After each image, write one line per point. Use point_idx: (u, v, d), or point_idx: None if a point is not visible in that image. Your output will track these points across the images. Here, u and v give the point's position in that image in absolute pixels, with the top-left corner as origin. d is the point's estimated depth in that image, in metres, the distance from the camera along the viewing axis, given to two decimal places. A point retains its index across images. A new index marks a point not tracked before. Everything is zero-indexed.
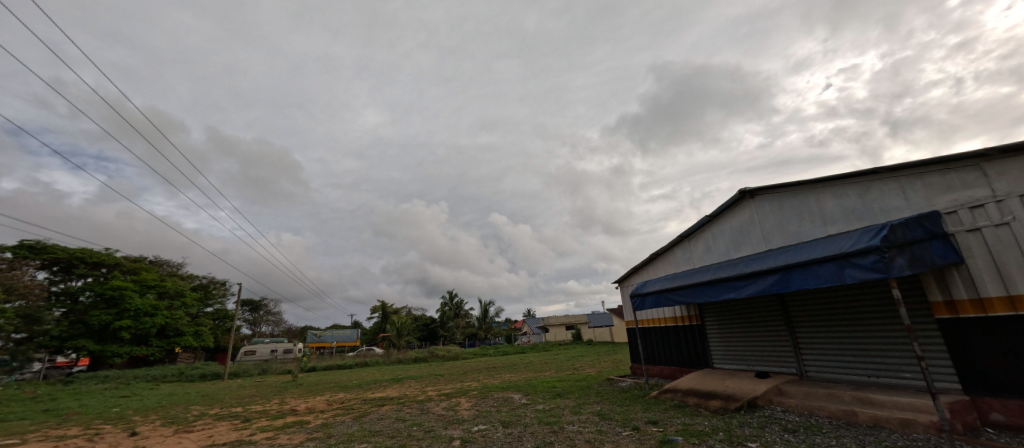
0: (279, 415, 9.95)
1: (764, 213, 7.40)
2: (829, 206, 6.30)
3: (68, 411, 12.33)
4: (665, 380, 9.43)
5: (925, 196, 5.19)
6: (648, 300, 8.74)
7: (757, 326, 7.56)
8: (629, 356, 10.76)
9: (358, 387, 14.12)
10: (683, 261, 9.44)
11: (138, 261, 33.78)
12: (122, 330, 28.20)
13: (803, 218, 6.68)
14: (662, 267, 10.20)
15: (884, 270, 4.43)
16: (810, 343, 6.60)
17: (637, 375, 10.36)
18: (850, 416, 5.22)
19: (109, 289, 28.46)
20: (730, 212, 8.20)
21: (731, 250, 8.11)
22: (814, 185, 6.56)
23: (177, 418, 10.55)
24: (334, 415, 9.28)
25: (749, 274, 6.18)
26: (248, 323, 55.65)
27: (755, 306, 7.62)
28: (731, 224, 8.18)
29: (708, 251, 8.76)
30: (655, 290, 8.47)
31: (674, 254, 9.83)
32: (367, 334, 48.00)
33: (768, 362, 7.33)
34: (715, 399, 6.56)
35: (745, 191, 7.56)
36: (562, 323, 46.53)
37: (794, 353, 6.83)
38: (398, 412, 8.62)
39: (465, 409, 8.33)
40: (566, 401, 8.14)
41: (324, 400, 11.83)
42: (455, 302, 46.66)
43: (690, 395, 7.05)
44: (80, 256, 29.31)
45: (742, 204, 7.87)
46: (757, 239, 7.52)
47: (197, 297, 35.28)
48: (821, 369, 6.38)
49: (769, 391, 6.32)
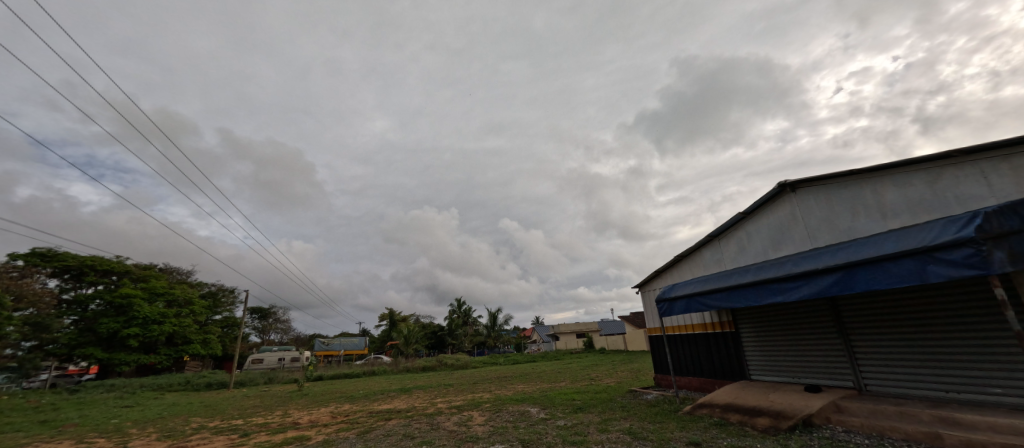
0: (280, 429, 9.29)
1: (809, 208, 6.67)
2: (889, 197, 5.61)
3: (65, 423, 11.80)
4: (696, 393, 8.60)
5: (1014, 182, 4.51)
6: (676, 305, 7.98)
7: (803, 333, 6.81)
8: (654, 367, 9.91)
9: (365, 398, 13.55)
10: (712, 262, 8.74)
11: (148, 269, 33.85)
12: (130, 337, 28.04)
13: (856, 212, 5.98)
14: (687, 271, 9.49)
15: (982, 266, 3.71)
16: (868, 352, 5.84)
17: (663, 387, 9.55)
18: (934, 440, 4.45)
19: (118, 297, 28.50)
20: (767, 208, 7.46)
21: (769, 249, 7.37)
22: (868, 174, 5.87)
23: (173, 432, 9.96)
24: (337, 430, 8.64)
25: (802, 275, 5.42)
26: (256, 331, 55.63)
27: (800, 311, 6.86)
28: (769, 221, 7.42)
29: (741, 251, 8.04)
30: (685, 294, 7.72)
31: (702, 256, 9.11)
32: (375, 343, 47.51)
33: (816, 374, 6.55)
34: (762, 416, 5.81)
35: (787, 184, 6.83)
36: (572, 330, 46.14)
37: (849, 364, 6.05)
38: (406, 427, 7.95)
39: (478, 425, 7.63)
40: (590, 417, 7.41)
41: (328, 413, 11.21)
42: (463, 310, 46.32)
43: (730, 411, 6.33)
44: (90, 264, 29.43)
45: (781, 199, 7.16)
46: (801, 236, 6.79)
47: (206, 304, 35.12)
48: (883, 382, 5.62)
49: (826, 408, 5.56)
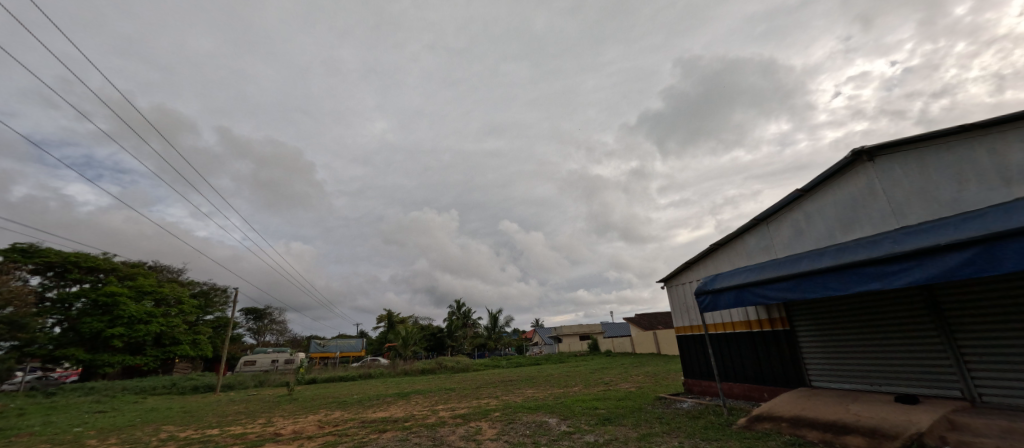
0: (256, 442, 8.02)
1: (893, 178, 5.52)
2: (1014, 157, 4.50)
3: (21, 432, 10.56)
4: (748, 402, 7.37)
5: None
6: (723, 298, 6.77)
7: (882, 331, 5.63)
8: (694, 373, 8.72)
9: (358, 405, 12.29)
10: (759, 250, 7.56)
11: (136, 267, 32.61)
12: (114, 338, 26.76)
13: (964, 179, 4.86)
14: (727, 261, 8.31)
15: None
16: (981, 353, 4.66)
17: (705, 396, 8.33)
18: None
19: (103, 295, 27.27)
20: (833, 182, 6.30)
21: (837, 231, 6.21)
22: (981, 133, 4.76)
23: (137, 444, 8.70)
24: (321, 444, 7.37)
25: (914, 254, 4.22)
26: (251, 332, 54.42)
27: (879, 304, 5.67)
28: (836, 197, 6.27)
29: (797, 236, 6.86)
30: (735, 285, 6.50)
31: (744, 244, 7.95)
32: (372, 344, 46.19)
33: (904, 380, 5.37)
34: (851, 436, 4.64)
35: (864, 150, 5.68)
36: (575, 333, 44.98)
37: (954, 368, 4.87)
38: (402, 442, 6.68)
39: (489, 439, 6.35)
40: (624, 431, 6.13)
41: (315, 422, 9.94)
42: (463, 311, 45.10)
43: (803, 426, 5.19)
44: (74, 260, 28.26)
45: (852, 170, 6.00)
46: (881, 213, 5.64)
47: (197, 304, 33.86)
48: (1006, 392, 4.45)
49: (937, 425, 4.36)
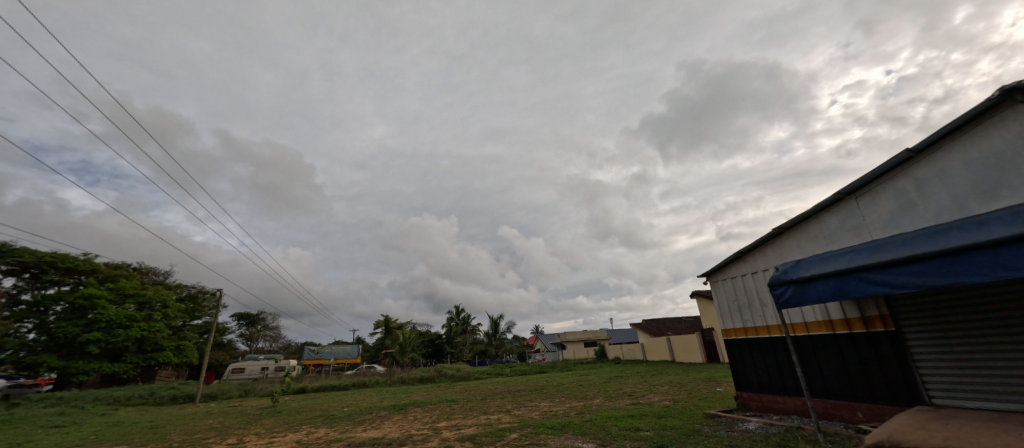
0: None
1: None
2: None
3: None
4: (837, 424, 5.86)
5: None
6: (814, 289, 5.19)
7: None
8: (758, 385, 7.22)
9: (347, 420, 10.68)
10: (845, 231, 6.05)
11: (119, 268, 30.95)
12: (90, 343, 24.92)
13: None
14: (797, 247, 6.78)
15: None
16: None
17: (773, 415, 6.81)
18: None
19: (79, 298, 25.53)
20: (961, 136, 4.82)
21: (971, 199, 4.71)
22: None
23: None
24: None
25: None
26: (242, 338, 52.50)
27: None
28: (966, 156, 4.79)
29: (906, 210, 5.34)
30: (836, 271, 4.93)
31: (822, 225, 6.42)
32: (369, 351, 44.36)
33: None
34: None
35: (1017, 86, 4.20)
36: (580, 339, 43.34)
37: None
38: None
39: None
40: None
41: (293, 443, 8.34)
42: (463, 317, 43.45)
43: None
44: (51, 261, 26.57)
45: (996, 118, 4.52)
46: None
47: (183, 308, 32.11)
48: None
49: None
